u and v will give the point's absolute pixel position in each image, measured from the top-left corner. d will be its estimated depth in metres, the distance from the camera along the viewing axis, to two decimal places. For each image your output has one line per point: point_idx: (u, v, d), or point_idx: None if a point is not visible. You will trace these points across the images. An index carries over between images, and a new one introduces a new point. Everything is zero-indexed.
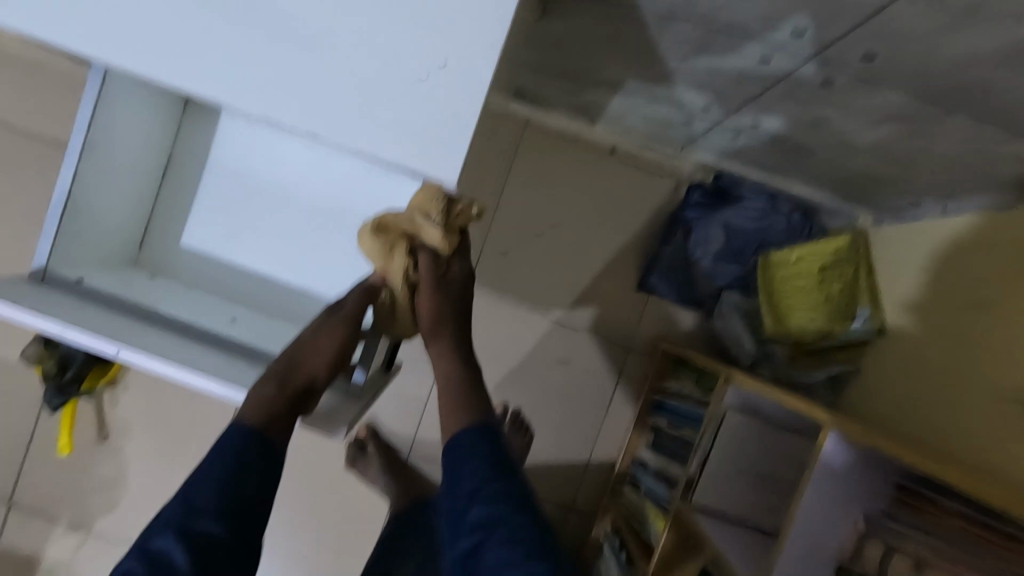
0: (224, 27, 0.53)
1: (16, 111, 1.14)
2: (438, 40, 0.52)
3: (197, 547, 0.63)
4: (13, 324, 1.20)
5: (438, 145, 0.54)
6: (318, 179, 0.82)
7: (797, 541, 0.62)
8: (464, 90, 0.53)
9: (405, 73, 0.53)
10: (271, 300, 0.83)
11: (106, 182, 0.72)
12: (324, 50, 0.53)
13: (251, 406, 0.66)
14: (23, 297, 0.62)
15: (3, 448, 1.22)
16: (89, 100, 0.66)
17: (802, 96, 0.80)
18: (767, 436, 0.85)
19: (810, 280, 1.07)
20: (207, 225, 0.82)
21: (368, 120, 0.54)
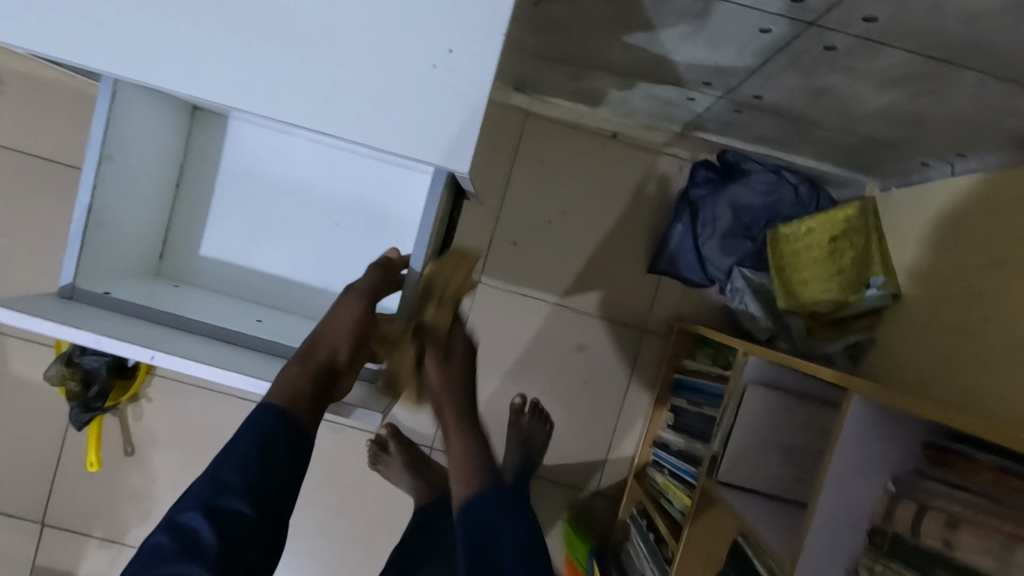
0: (232, 31, 0.53)
1: (27, 134, 1.17)
2: (442, 28, 0.53)
3: (223, 526, 0.62)
4: (35, 345, 1.22)
5: (450, 134, 0.54)
6: (327, 178, 0.83)
7: (828, 506, 0.62)
8: (470, 76, 0.54)
9: (413, 62, 0.54)
10: (293, 300, 0.83)
11: (124, 195, 0.73)
12: (334, 44, 0.53)
13: (274, 388, 0.66)
14: (52, 313, 0.62)
15: (34, 467, 1.25)
16: (101, 113, 0.67)
17: (804, 65, 0.80)
18: (790, 408, 0.85)
19: (822, 251, 1.08)
20: (223, 231, 0.83)
21: (380, 112, 0.54)
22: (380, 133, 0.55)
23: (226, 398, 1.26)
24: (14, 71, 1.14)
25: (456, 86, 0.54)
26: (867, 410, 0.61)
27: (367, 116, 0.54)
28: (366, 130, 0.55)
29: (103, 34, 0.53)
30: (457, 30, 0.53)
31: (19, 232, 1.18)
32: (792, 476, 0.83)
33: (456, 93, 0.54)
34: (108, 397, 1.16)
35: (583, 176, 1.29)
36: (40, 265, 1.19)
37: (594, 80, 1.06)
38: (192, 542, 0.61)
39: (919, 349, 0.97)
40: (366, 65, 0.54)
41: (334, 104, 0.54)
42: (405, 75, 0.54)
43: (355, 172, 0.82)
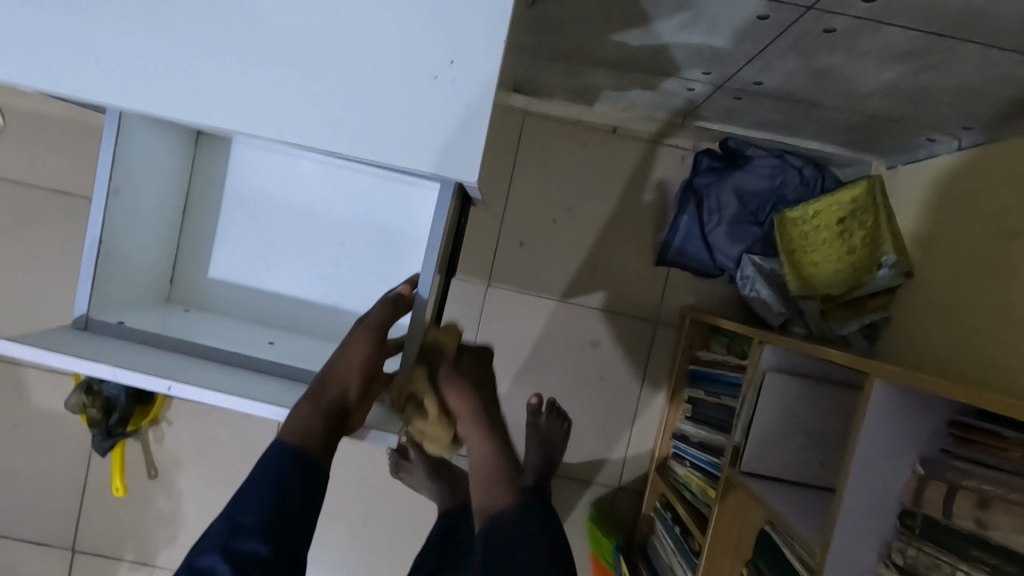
0: (233, 56, 0.54)
1: (35, 167, 1.18)
2: (443, 39, 0.53)
3: (242, 567, 0.62)
4: (55, 375, 1.24)
5: (456, 143, 0.54)
6: (333, 192, 0.83)
7: (858, 493, 0.62)
8: (473, 84, 0.53)
9: (414, 73, 0.54)
10: (308, 318, 0.84)
11: (133, 225, 0.73)
12: (336, 62, 0.54)
13: (287, 425, 0.66)
14: (71, 347, 0.63)
15: (61, 495, 1.26)
16: (107, 145, 0.67)
17: (804, 47, 0.79)
18: (810, 394, 0.85)
19: (833, 232, 1.07)
20: (234, 250, 0.83)
21: (383, 129, 0.54)
22: (385, 148, 0.54)
23: (246, 416, 1.27)
24: (20, 106, 1.16)
25: (462, 96, 0.54)
26: (891, 394, 0.61)
27: (373, 135, 0.54)
28: (370, 144, 0.54)
29: (106, 68, 0.54)
30: (459, 39, 0.53)
31: (33, 265, 1.19)
32: (816, 461, 0.83)
33: (463, 104, 0.54)
34: (129, 421, 1.18)
35: (585, 173, 1.28)
36: (50, 294, 1.20)
37: (590, 75, 1.06)
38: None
39: (939, 325, 0.97)
40: (369, 81, 0.54)
41: (338, 121, 0.54)
42: (408, 85, 0.54)
43: (363, 184, 0.82)
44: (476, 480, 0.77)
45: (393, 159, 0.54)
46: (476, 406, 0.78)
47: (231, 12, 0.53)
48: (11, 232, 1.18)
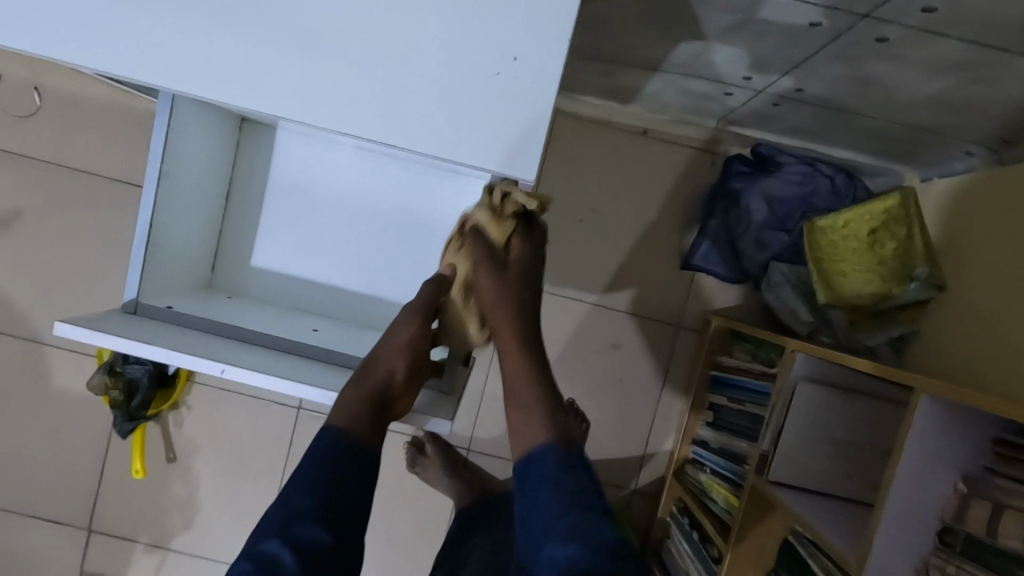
0: (298, 46, 0.53)
1: (74, 151, 1.20)
2: (507, 37, 0.53)
3: (305, 552, 0.63)
4: (79, 356, 1.24)
5: (514, 143, 0.54)
6: (377, 180, 0.78)
7: (895, 508, 0.61)
8: (534, 83, 0.53)
9: (477, 69, 0.53)
10: (347, 306, 0.80)
11: (180, 211, 0.71)
12: (404, 53, 0.53)
13: (337, 410, 0.67)
14: (125, 329, 0.63)
15: (79, 475, 1.27)
16: (161, 129, 0.65)
17: (853, 55, 0.78)
18: (843, 403, 0.84)
19: (861, 243, 1.06)
20: (271, 238, 0.79)
21: (445, 124, 0.54)
22: (445, 143, 0.54)
23: (265, 404, 1.27)
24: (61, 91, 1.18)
25: (524, 95, 0.53)
26: (936, 409, 0.60)
27: (433, 129, 0.54)
28: (431, 137, 0.54)
29: (167, 54, 0.54)
30: (521, 36, 0.53)
31: (59, 241, 1.22)
32: (842, 472, 0.83)
33: (523, 102, 0.53)
34: (150, 405, 1.19)
35: (613, 174, 1.28)
36: (74, 269, 1.23)
37: (626, 77, 1.05)
38: (274, 568, 0.62)
39: (970, 339, 0.97)
40: (434, 75, 0.53)
41: (399, 116, 0.54)
42: (472, 80, 0.53)
43: (401, 173, 0.77)
44: (518, 418, 0.73)
45: (449, 154, 0.54)
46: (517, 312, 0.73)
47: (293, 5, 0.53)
48: (42, 213, 1.21)
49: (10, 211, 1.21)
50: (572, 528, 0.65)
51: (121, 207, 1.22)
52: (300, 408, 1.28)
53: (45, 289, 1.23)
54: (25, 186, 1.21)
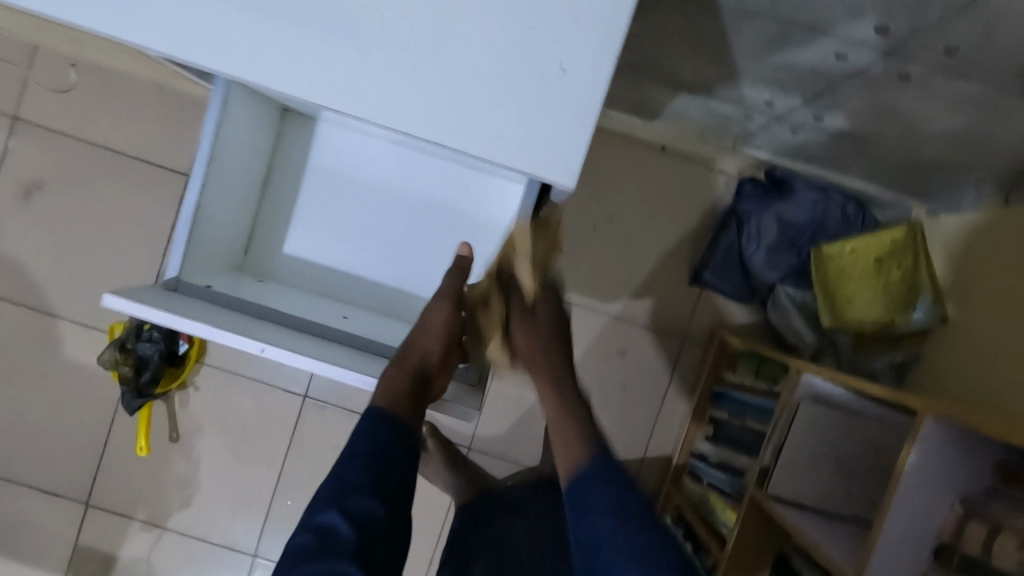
0: (359, 42, 0.56)
1: (108, 130, 1.24)
2: (558, 50, 0.56)
3: (359, 524, 0.62)
4: (92, 330, 1.26)
5: (557, 149, 0.56)
6: (411, 177, 0.81)
7: (895, 525, 0.64)
8: (581, 93, 0.56)
9: (528, 76, 0.56)
10: (377, 296, 0.82)
11: (221, 195, 0.71)
12: (462, 55, 0.56)
13: (379, 390, 0.68)
14: (169, 306, 0.64)
15: (81, 448, 1.27)
16: (213, 115, 0.66)
17: (875, 89, 0.81)
18: (846, 424, 0.87)
19: (867, 269, 1.11)
20: (308, 226, 0.81)
21: (496, 126, 0.56)
22: (495, 145, 0.56)
23: (272, 390, 1.29)
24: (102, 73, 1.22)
25: (571, 104, 0.56)
26: (940, 432, 0.63)
27: (482, 129, 0.56)
28: (479, 137, 0.56)
29: (232, 39, 0.56)
30: (572, 49, 0.56)
31: (86, 218, 1.24)
32: (842, 489, 0.86)
33: (570, 110, 0.56)
34: (159, 383, 1.22)
35: (630, 187, 1.31)
36: (98, 246, 1.25)
37: (652, 94, 1.08)
38: (331, 541, 0.61)
39: (970, 371, 1.00)
40: (488, 78, 0.56)
41: (452, 116, 0.56)
42: (523, 86, 0.56)
43: (437, 171, 0.80)
44: (557, 442, 0.72)
45: (495, 155, 0.56)
46: (550, 355, 0.76)
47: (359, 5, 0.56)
48: (71, 188, 1.24)
49: (35, 181, 1.24)
50: (618, 501, 0.66)
51: (144, 186, 1.24)
52: (306, 396, 1.29)
53: (65, 261, 1.25)
54: (53, 159, 1.24)
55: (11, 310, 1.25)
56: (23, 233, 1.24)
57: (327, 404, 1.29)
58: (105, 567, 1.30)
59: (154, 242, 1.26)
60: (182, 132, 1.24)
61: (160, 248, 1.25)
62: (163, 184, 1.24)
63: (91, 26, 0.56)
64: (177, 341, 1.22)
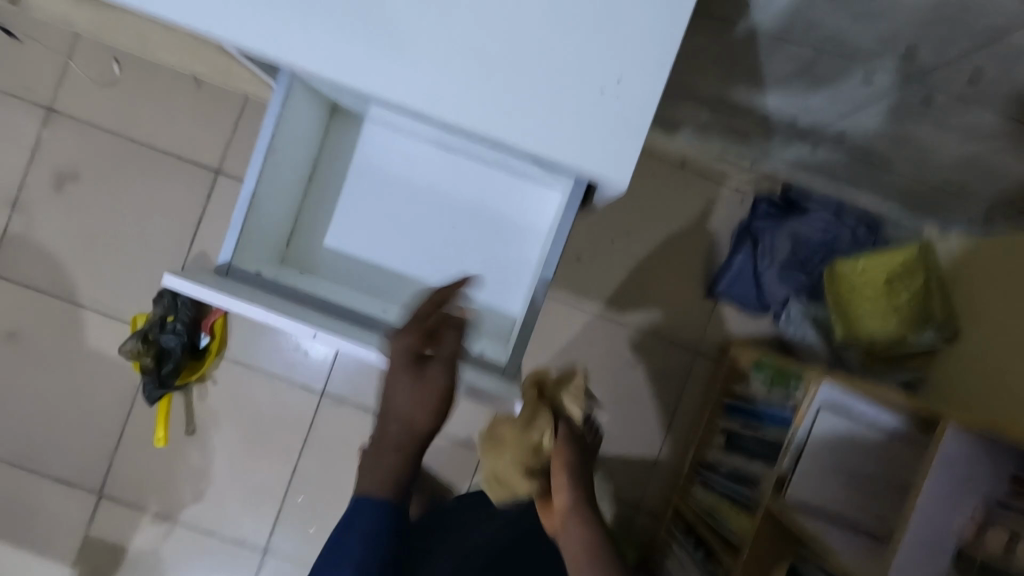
0: (423, 48, 0.59)
1: (143, 124, 1.27)
2: (612, 61, 0.60)
3: None
4: (115, 321, 1.27)
5: (610, 153, 0.60)
6: (451, 178, 0.81)
7: (917, 526, 0.66)
8: (632, 102, 0.60)
9: (584, 84, 0.60)
10: (410, 295, 0.79)
11: (275, 185, 0.72)
12: (525, 65, 0.60)
13: (378, 479, 0.65)
14: (224, 290, 0.64)
15: (97, 438, 1.28)
16: (276, 103, 0.67)
17: (897, 114, 0.84)
18: (862, 435, 0.90)
19: (878, 289, 1.12)
20: (346, 223, 0.80)
21: (550, 131, 0.60)
22: (548, 147, 0.60)
23: (290, 385, 1.30)
24: (143, 68, 1.26)
25: (624, 112, 0.60)
26: (963, 441, 0.65)
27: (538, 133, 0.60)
28: (537, 139, 0.60)
29: (299, 39, 0.58)
30: (628, 61, 0.60)
31: (116, 209, 1.27)
32: (854, 502, 0.89)
33: (624, 116, 0.60)
34: (179, 375, 1.23)
35: (649, 199, 1.34)
36: (126, 238, 1.27)
37: (676, 110, 1.12)
38: None
39: (978, 385, 1.01)
40: (545, 86, 0.60)
41: (508, 121, 0.60)
42: (580, 92, 0.60)
43: (475, 173, 0.81)
44: None
45: (553, 156, 0.60)
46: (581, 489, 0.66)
47: (427, 13, 0.59)
48: (104, 180, 1.27)
49: (68, 172, 1.27)
50: None
51: (176, 180, 1.27)
52: (323, 393, 1.31)
53: (93, 252, 1.27)
54: (87, 151, 1.27)
55: (38, 298, 1.27)
56: (55, 222, 1.27)
57: (344, 401, 1.31)
58: (113, 559, 1.29)
59: (179, 235, 1.27)
60: (214, 125, 1.27)
61: (187, 241, 1.27)
62: (193, 178, 1.27)
63: (170, 24, 0.59)
64: (199, 335, 1.25)
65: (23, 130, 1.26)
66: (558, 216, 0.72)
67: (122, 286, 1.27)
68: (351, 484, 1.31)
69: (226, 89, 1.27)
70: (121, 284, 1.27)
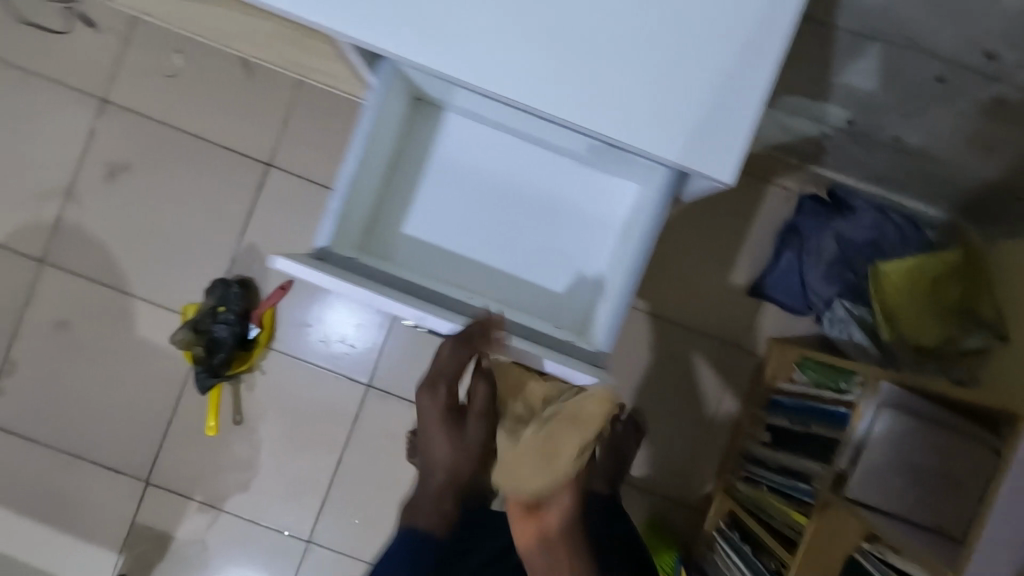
0: (538, 45, 0.62)
1: (196, 115, 1.28)
2: (722, 60, 0.62)
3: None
4: (165, 310, 1.28)
5: (720, 149, 0.62)
6: (531, 170, 0.82)
7: (1003, 520, 0.62)
8: (742, 99, 0.62)
9: (694, 80, 0.62)
10: (489, 287, 0.80)
11: (370, 171, 0.73)
12: (636, 61, 0.62)
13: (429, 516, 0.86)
14: (327, 270, 0.64)
15: (145, 426, 1.29)
16: (382, 91, 0.70)
17: (964, 112, 0.85)
18: (925, 432, 0.89)
19: (925, 289, 1.16)
20: (427, 213, 0.81)
21: (662, 127, 0.62)
22: (658, 142, 0.62)
23: (336, 377, 1.31)
24: (199, 60, 1.27)
25: (733, 108, 0.62)
26: None
27: (645, 127, 0.62)
28: (648, 133, 0.62)
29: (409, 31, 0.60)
30: (736, 58, 0.62)
31: (168, 199, 1.28)
32: (919, 498, 0.85)
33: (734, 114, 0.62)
34: (231, 364, 1.24)
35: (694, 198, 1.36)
36: (177, 228, 1.28)
37: None
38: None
39: None
40: (655, 82, 0.62)
41: (618, 117, 0.62)
42: (691, 88, 0.62)
43: (553, 168, 0.82)
44: None
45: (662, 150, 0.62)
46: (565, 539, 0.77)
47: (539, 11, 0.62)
48: (156, 171, 1.28)
49: (120, 163, 1.28)
50: None
51: (228, 171, 1.28)
52: (369, 385, 1.32)
53: (144, 241, 1.28)
54: (140, 141, 1.28)
55: (88, 287, 1.28)
56: (106, 212, 1.28)
57: (389, 393, 1.32)
58: (158, 547, 1.30)
59: (230, 226, 1.28)
60: (265, 117, 1.28)
61: (237, 232, 1.28)
62: (245, 169, 1.28)
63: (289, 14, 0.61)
64: (248, 325, 1.25)
65: (77, 121, 1.27)
66: (646, 206, 0.73)
67: (171, 277, 1.29)
68: (393, 477, 1.32)
69: (279, 80, 1.27)
70: (171, 275, 1.29)
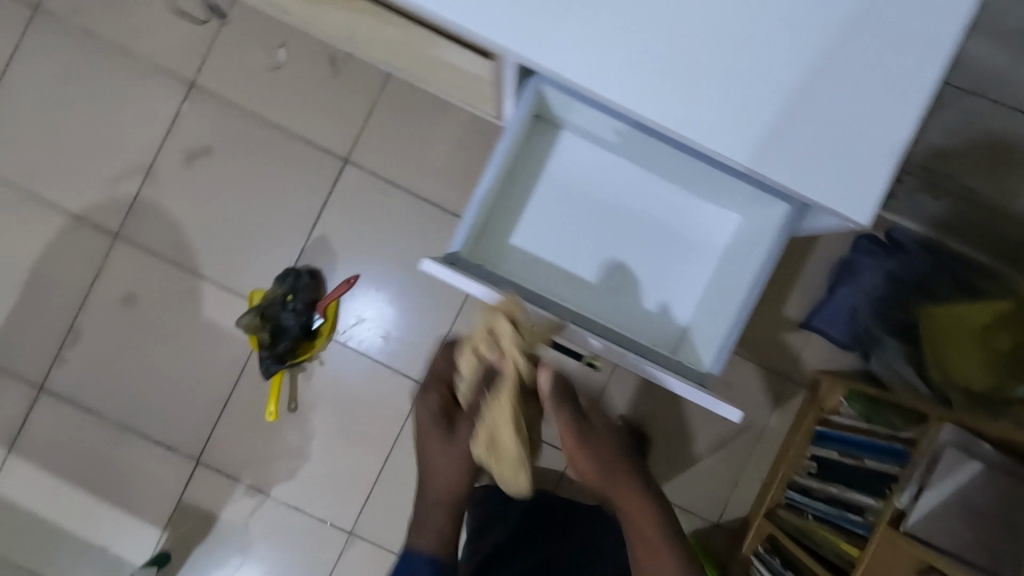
0: (685, 74, 0.63)
1: (280, 106, 1.31)
2: (868, 102, 0.63)
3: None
4: (233, 294, 1.31)
5: (857, 189, 0.64)
6: (638, 194, 0.87)
7: None
8: (882, 142, 0.64)
9: (836, 114, 0.63)
10: (593, 298, 0.86)
11: (495, 185, 0.78)
12: (784, 96, 0.63)
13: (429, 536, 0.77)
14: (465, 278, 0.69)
15: (202, 406, 1.31)
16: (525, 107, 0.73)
17: None
18: (989, 477, 0.91)
19: (971, 338, 1.12)
20: (536, 225, 0.86)
21: (802, 163, 0.64)
22: (798, 177, 0.63)
23: (393, 373, 1.34)
24: (288, 52, 1.30)
25: (871, 150, 0.64)
26: None
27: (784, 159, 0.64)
28: (788, 167, 0.64)
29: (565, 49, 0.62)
30: (880, 102, 0.64)
31: (245, 185, 1.31)
32: (978, 539, 0.88)
33: (871, 149, 0.64)
34: (295, 352, 1.27)
35: None
36: (251, 214, 1.31)
37: None
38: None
39: None
40: (799, 114, 0.63)
41: (760, 150, 0.63)
42: (831, 121, 0.63)
43: (662, 192, 0.87)
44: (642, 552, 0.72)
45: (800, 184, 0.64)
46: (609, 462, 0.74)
47: (690, 39, 0.63)
48: (236, 157, 1.31)
49: (201, 147, 1.31)
50: None
51: (307, 163, 1.31)
52: None
53: (218, 225, 1.31)
54: (223, 127, 1.31)
55: (159, 264, 1.30)
56: (183, 193, 1.31)
57: None
58: (203, 526, 1.32)
59: (304, 216, 1.31)
60: (347, 113, 1.31)
61: (310, 222, 1.31)
62: (324, 162, 1.31)
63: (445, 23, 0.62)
64: (313, 315, 1.27)
65: (164, 102, 1.30)
66: (752, 239, 0.79)
67: (242, 261, 1.31)
68: None
69: (365, 78, 1.31)
70: (242, 259, 1.31)
